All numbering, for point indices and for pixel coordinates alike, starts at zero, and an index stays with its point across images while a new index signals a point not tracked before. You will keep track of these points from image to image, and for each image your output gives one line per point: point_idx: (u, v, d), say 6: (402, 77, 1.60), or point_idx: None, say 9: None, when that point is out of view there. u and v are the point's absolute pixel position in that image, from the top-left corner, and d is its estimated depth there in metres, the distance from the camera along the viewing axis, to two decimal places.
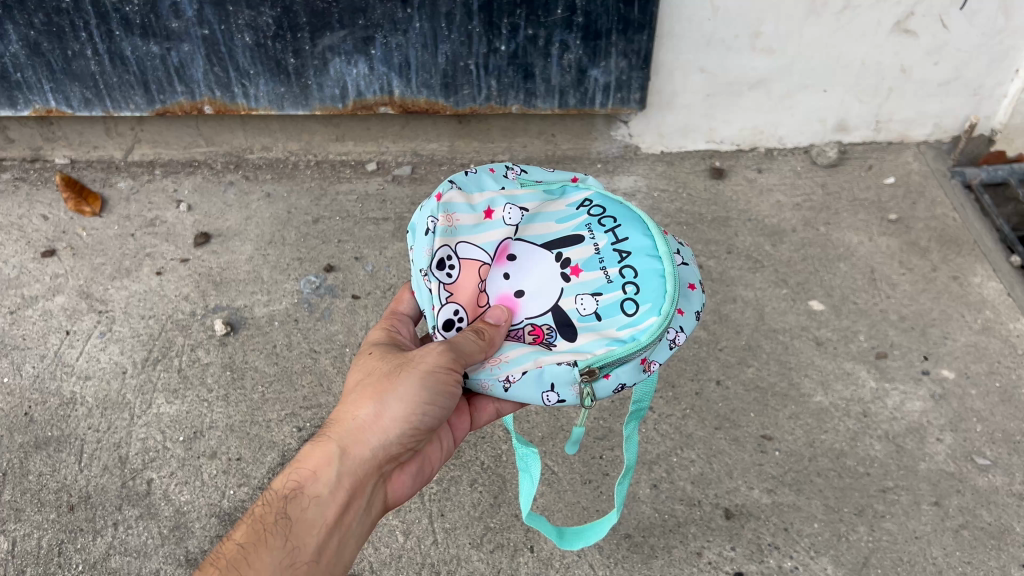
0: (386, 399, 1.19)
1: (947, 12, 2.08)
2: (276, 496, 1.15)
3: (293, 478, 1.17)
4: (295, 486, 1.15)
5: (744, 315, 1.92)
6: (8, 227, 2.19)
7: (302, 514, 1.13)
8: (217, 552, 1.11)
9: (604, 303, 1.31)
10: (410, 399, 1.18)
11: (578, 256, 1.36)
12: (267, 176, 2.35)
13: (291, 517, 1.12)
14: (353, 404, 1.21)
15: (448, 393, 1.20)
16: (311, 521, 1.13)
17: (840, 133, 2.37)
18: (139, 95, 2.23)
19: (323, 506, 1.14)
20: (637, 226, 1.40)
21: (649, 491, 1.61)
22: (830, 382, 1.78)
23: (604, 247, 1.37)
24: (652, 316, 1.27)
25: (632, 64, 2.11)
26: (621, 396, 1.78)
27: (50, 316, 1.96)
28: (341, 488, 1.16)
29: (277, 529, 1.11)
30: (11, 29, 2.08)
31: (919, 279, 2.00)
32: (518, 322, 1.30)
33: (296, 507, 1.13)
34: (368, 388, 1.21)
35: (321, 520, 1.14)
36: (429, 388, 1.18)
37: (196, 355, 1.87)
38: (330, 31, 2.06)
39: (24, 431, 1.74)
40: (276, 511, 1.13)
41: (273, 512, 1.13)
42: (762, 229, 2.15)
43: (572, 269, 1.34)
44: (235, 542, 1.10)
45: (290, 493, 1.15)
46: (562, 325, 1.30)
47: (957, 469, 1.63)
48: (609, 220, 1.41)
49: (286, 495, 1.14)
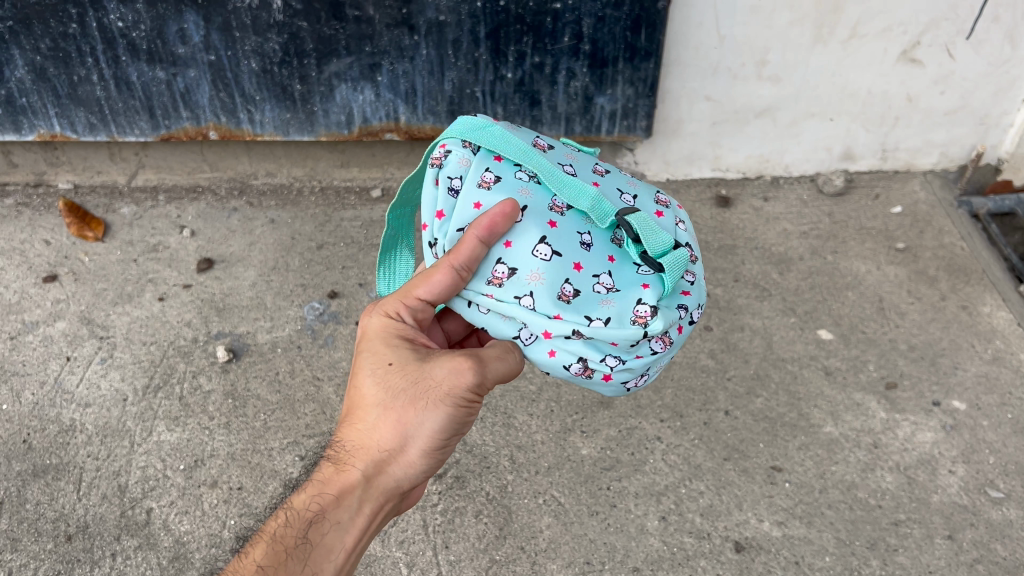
0: (411, 429, 1.14)
1: (954, 42, 2.08)
2: (296, 517, 1.14)
3: (314, 500, 1.15)
4: (317, 509, 1.14)
5: (753, 343, 1.91)
6: (10, 252, 2.18)
7: (323, 538, 1.13)
8: (234, 567, 1.10)
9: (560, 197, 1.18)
10: (433, 431, 1.14)
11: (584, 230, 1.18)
12: (272, 202, 2.34)
13: (312, 541, 1.12)
14: (374, 427, 1.15)
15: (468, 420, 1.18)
16: (331, 546, 1.14)
17: (846, 162, 2.36)
18: (144, 120, 2.22)
19: (344, 530, 1.15)
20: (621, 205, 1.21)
21: (658, 523, 1.58)
22: (839, 413, 1.76)
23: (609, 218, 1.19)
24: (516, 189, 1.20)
25: (639, 92, 2.11)
26: (628, 425, 1.75)
27: (51, 342, 1.94)
28: (362, 511, 1.16)
29: (297, 553, 1.10)
30: (17, 54, 2.08)
31: (928, 308, 1.99)
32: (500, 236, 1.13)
33: (318, 532, 1.13)
34: (396, 413, 1.13)
35: (342, 544, 1.15)
36: (453, 417, 1.14)
37: (197, 382, 1.84)
38: (337, 58, 2.07)
39: (22, 459, 1.72)
40: (297, 532, 1.12)
41: (292, 533, 1.12)
42: (769, 257, 2.13)
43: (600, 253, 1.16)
44: (256, 565, 1.08)
45: (313, 517, 1.13)
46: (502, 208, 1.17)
47: (970, 502, 1.60)
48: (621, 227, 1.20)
49: (309, 520, 1.13)
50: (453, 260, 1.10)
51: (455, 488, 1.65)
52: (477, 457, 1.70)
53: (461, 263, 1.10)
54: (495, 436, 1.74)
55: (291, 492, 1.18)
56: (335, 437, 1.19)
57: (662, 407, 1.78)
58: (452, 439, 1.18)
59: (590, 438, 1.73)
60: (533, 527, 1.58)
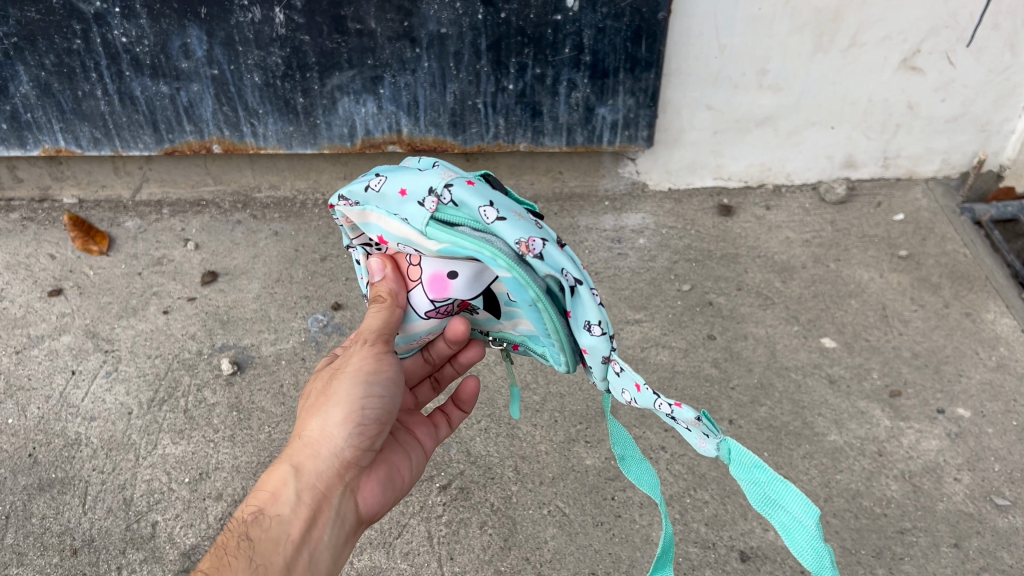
0: (325, 406, 1.17)
1: (953, 49, 2.09)
2: (238, 524, 1.12)
3: (254, 503, 1.13)
4: (256, 509, 1.12)
5: (755, 352, 1.91)
6: (16, 267, 2.19)
7: (266, 532, 1.09)
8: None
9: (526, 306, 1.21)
10: (347, 399, 1.17)
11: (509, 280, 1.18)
12: (275, 215, 2.35)
13: (254, 536, 1.09)
14: (303, 422, 1.19)
15: (388, 390, 1.20)
16: (277, 538, 1.09)
17: (848, 170, 2.37)
18: (148, 134, 2.23)
19: (288, 523, 1.10)
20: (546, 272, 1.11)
21: (663, 533, 1.58)
22: (844, 421, 1.76)
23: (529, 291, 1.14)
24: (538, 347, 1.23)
25: (640, 102, 2.12)
26: (632, 435, 1.75)
27: (56, 356, 1.95)
28: (304, 505, 1.13)
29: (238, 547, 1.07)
30: (22, 70, 2.10)
31: (931, 316, 1.99)
32: (444, 300, 1.19)
33: (258, 526, 1.10)
34: (313, 403, 1.19)
35: (288, 535, 1.10)
36: (359, 382, 1.17)
37: (202, 395, 1.85)
38: (339, 71, 2.08)
39: (27, 473, 1.72)
40: (239, 535, 1.10)
41: (235, 536, 1.10)
42: (771, 266, 2.14)
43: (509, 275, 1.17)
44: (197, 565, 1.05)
45: (251, 515, 1.11)
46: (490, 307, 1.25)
47: (977, 510, 1.60)
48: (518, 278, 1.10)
49: (247, 519, 1.11)
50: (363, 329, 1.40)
51: (459, 499, 1.65)
52: (481, 468, 1.70)
53: None
54: (499, 447, 1.74)
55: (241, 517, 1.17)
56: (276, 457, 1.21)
57: (666, 417, 1.78)
58: (377, 412, 1.19)
59: (594, 448, 1.73)
60: (538, 538, 1.58)
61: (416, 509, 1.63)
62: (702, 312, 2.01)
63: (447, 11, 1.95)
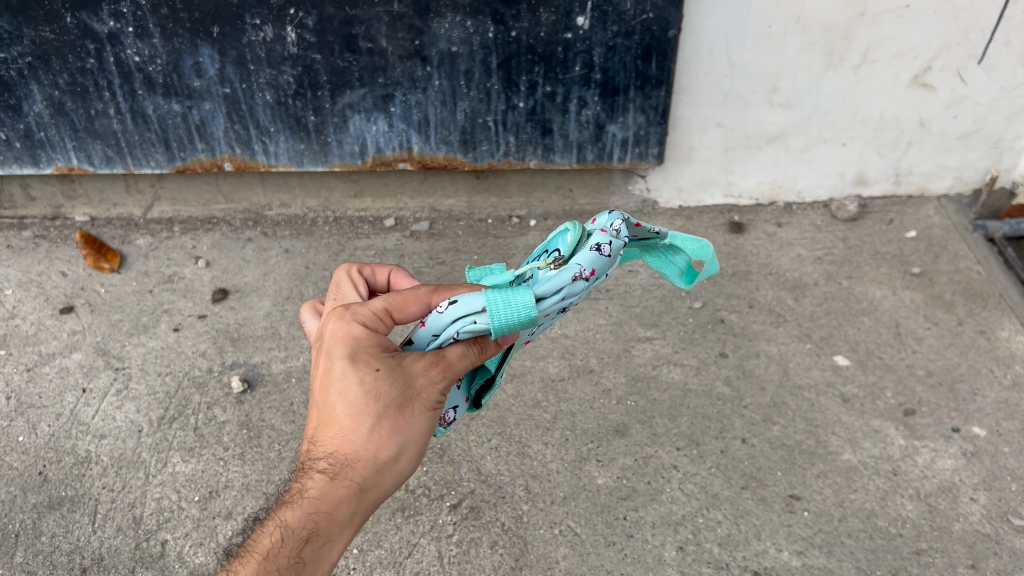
0: (405, 435, 1.04)
1: (965, 66, 2.09)
2: (290, 536, 1.01)
3: (308, 517, 1.01)
4: (313, 526, 1.01)
5: (768, 370, 1.89)
6: (28, 284, 2.20)
7: (316, 556, 1.02)
8: None
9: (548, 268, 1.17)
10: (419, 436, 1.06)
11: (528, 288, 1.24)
12: (286, 233, 2.35)
13: (306, 563, 1.01)
14: (369, 439, 1.02)
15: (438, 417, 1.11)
16: (322, 562, 1.03)
17: (859, 187, 2.35)
18: (160, 152, 2.24)
19: (335, 544, 1.04)
20: None
21: (676, 553, 1.56)
22: (857, 440, 1.74)
23: None
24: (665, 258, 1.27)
25: (650, 119, 2.12)
26: (644, 454, 1.74)
27: (67, 374, 1.95)
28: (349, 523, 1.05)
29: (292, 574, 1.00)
30: (36, 89, 2.12)
31: (945, 333, 1.97)
32: None
33: (313, 550, 1.01)
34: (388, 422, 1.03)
35: (331, 561, 1.04)
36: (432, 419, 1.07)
37: (212, 413, 1.84)
38: (350, 89, 2.09)
39: (37, 491, 1.72)
40: (291, 554, 1.00)
41: (286, 555, 1.00)
42: (783, 283, 2.13)
43: None
44: None
45: (308, 534, 1.01)
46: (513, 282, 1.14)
47: (993, 530, 1.57)
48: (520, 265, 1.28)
49: (303, 540, 1.01)
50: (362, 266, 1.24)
51: (469, 519, 1.64)
52: (492, 487, 1.69)
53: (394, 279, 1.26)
54: (509, 466, 1.73)
55: (273, 511, 1.03)
56: (314, 451, 1.04)
57: (678, 436, 1.77)
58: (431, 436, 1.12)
59: (606, 467, 1.71)
60: (549, 558, 1.56)
61: (426, 528, 1.63)
62: (713, 329, 2.00)
63: (458, 29, 1.96)
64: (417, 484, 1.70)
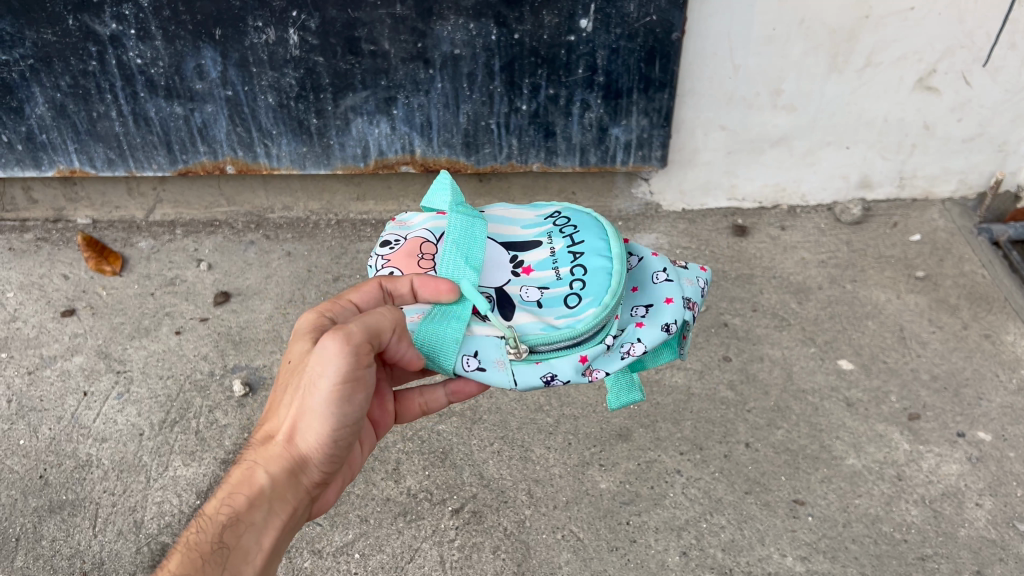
0: (325, 421, 1.11)
1: (970, 69, 2.08)
2: (210, 523, 1.06)
3: (228, 503, 1.08)
4: (231, 511, 1.07)
5: (772, 374, 1.88)
6: (29, 287, 2.19)
7: (240, 540, 1.06)
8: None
9: (548, 295, 1.21)
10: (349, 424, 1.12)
11: (533, 258, 1.28)
12: (288, 235, 2.35)
13: (229, 546, 1.05)
14: (290, 422, 1.11)
15: (383, 416, 1.16)
16: (248, 550, 1.07)
17: (864, 190, 2.34)
18: (162, 154, 2.24)
19: (259, 532, 1.09)
20: (595, 232, 1.30)
21: (679, 559, 1.55)
22: (862, 444, 1.73)
23: (559, 249, 1.29)
24: (592, 309, 1.17)
25: (653, 122, 2.11)
26: (647, 458, 1.73)
27: (69, 377, 1.94)
28: (276, 514, 1.11)
29: (214, 558, 1.03)
30: (38, 91, 2.12)
31: (949, 337, 1.96)
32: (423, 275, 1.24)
33: (234, 534, 1.06)
34: (310, 405, 1.10)
35: (259, 545, 1.08)
36: (369, 410, 1.13)
37: (213, 417, 1.84)
38: (353, 91, 2.08)
39: (38, 494, 1.72)
40: (211, 538, 1.05)
41: (206, 538, 1.05)
42: (787, 286, 2.12)
43: (524, 268, 1.26)
44: None
45: (228, 519, 1.07)
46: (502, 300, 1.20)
47: (999, 536, 1.56)
48: (570, 227, 1.32)
49: (223, 523, 1.06)
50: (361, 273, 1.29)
51: (472, 523, 1.63)
52: (494, 492, 1.68)
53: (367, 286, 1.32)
54: (512, 471, 1.72)
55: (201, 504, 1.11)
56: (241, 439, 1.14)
57: (681, 440, 1.76)
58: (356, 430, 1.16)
59: (609, 471, 1.71)
60: (552, 563, 1.56)
61: (428, 533, 1.62)
62: (717, 333, 1.99)
63: (461, 32, 1.95)
64: (419, 488, 1.70)
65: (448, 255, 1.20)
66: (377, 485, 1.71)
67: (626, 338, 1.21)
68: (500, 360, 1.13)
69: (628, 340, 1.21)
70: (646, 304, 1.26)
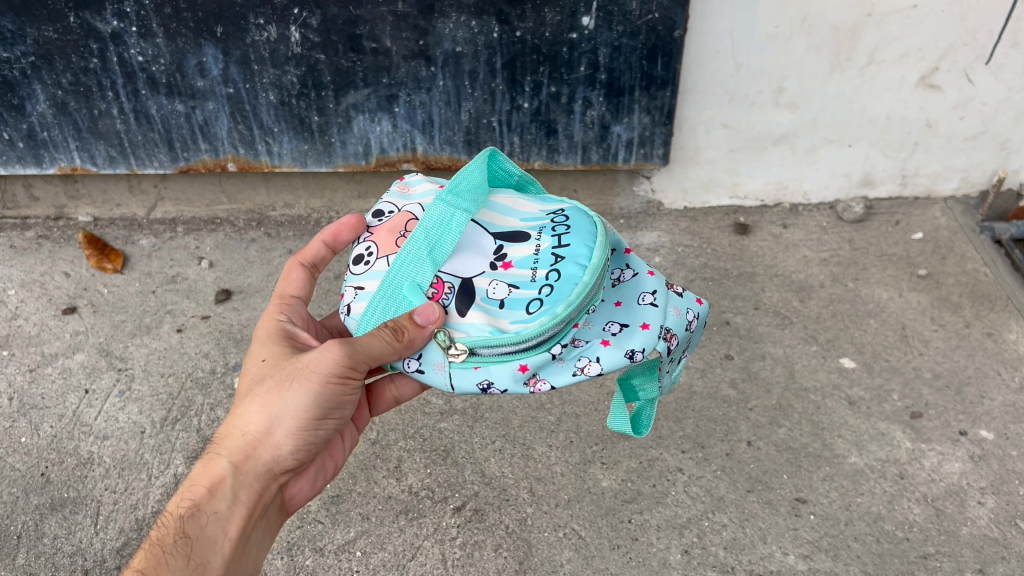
0: (277, 410, 1.20)
1: (973, 67, 2.07)
2: (171, 518, 1.14)
3: (188, 496, 1.15)
4: (191, 502, 1.14)
5: (774, 372, 1.88)
6: (31, 284, 2.19)
7: (203, 530, 1.13)
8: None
9: (513, 296, 1.16)
10: (302, 411, 1.21)
11: (516, 253, 1.22)
12: (290, 233, 2.34)
13: (192, 537, 1.12)
14: (245, 414, 1.21)
15: (339, 405, 1.26)
16: (213, 537, 1.14)
17: (865, 188, 2.34)
18: (163, 152, 2.24)
19: (223, 522, 1.16)
20: (586, 236, 1.21)
21: (681, 557, 1.55)
22: (864, 443, 1.73)
23: (545, 248, 1.21)
24: (543, 318, 1.12)
25: (655, 120, 2.10)
26: (649, 456, 1.73)
27: (70, 374, 1.94)
28: (239, 502, 1.18)
29: (178, 548, 1.10)
30: (39, 89, 2.11)
31: (952, 336, 1.96)
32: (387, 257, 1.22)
33: (196, 525, 1.13)
34: (262, 396, 1.20)
35: (224, 533, 1.15)
36: (321, 398, 1.22)
37: (215, 414, 1.83)
38: (354, 89, 2.08)
39: (40, 492, 1.72)
40: (175, 531, 1.12)
41: (169, 533, 1.12)
42: (788, 284, 2.12)
43: (503, 263, 1.20)
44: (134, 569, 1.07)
45: (187, 511, 1.14)
46: (464, 291, 1.17)
47: (1001, 535, 1.56)
48: (564, 226, 1.25)
49: (183, 515, 1.13)
50: (299, 257, 1.43)
51: (473, 521, 1.63)
52: (495, 489, 1.68)
53: (308, 260, 1.42)
54: (513, 469, 1.72)
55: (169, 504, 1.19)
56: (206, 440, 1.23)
57: (683, 438, 1.76)
58: (324, 422, 1.26)
59: (611, 470, 1.70)
60: (554, 561, 1.55)
61: (429, 531, 1.62)
62: (719, 331, 1.99)
63: (463, 29, 1.95)
64: (420, 486, 1.70)
65: (416, 243, 1.18)
66: (378, 483, 1.71)
67: (585, 353, 1.17)
68: (438, 364, 1.15)
69: (582, 354, 1.17)
70: (623, 323, 1.21)
